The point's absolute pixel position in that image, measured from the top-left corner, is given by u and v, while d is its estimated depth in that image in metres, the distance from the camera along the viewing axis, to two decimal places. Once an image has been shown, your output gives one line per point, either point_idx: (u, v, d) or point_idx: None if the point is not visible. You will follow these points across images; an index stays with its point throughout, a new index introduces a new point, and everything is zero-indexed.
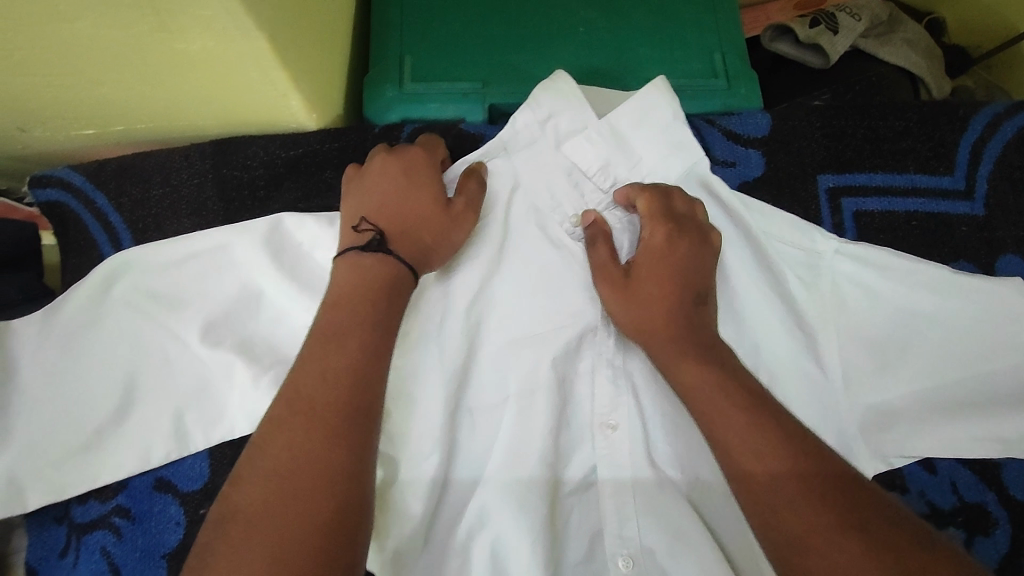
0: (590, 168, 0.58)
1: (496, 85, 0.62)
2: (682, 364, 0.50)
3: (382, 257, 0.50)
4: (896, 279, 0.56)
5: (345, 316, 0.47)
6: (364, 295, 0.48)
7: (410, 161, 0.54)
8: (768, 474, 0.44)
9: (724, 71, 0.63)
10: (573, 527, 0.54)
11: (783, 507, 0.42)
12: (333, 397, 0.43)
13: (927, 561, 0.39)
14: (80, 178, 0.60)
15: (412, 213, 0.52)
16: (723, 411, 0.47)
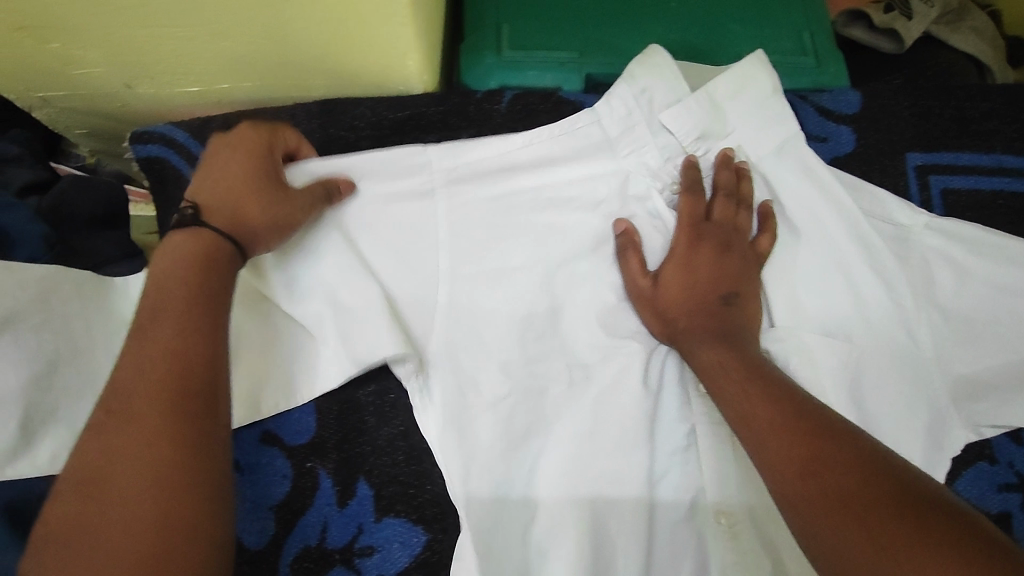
0: (685, 139, 0.59)
1: (593, 55, 0.62)
2: (710, 340, 0.53)
3: (195, 232, 0.49)
4: (986, 255, 0.58)
5: (166, 297, 0.46)
6: (190, 271, 0.47)
7: (251, 148, 0.53)
8: (761, 435, 0.48)
9: (813, 50, 0.64)
10: (675, 489, 0.55)
11: (779, 466, 0.46)
12: (153, 387, 0.42)
13: (891, 503, 0.41)
14: (182, 134, 0.61)
15: (246, 196, 0.51)
16: (728, 383, 0.51)
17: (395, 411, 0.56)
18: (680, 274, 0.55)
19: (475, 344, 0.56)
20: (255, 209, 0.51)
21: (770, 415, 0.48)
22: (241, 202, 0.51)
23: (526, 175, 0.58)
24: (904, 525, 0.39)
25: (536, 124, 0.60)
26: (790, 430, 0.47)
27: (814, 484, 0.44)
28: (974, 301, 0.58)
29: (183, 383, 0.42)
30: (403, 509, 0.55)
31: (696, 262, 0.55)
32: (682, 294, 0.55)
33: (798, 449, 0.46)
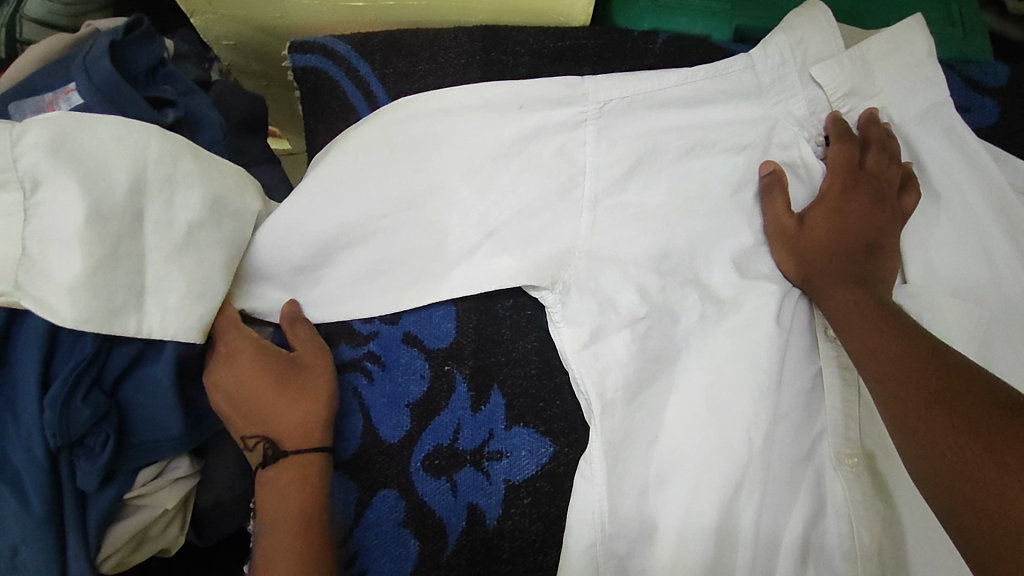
0: (833, 95, 0.60)
1: (744, 7, 0.65)
2: (845, 282, 0.55)
3: (287, 467, 0.50)
4: None
5: (284, 483, 0.50)
6: (298, 433, 0.51)
7: (223, 342, 0.51)
8: (883, 367, 0.50)
9: (960, 21, 0.66)
10: (799, 428, 0.56)
11: (898, 398, 0.47)
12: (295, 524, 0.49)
13: (1004, 422, 0.40)
14: (344, 46, 0.62)
15: (289, 407, 0.51)
16: (854, 322, 0.53)
17: (530, 327, 0.58)
18: (828, 219, 0.58)
19: (616, 268, 0.56)
20: (314, 424, 0.51)
21: (900, 352, 0.49)
22: (287, 425, 0.51)
23: (673, 112, 0.57)
24: (1016, 443, 0.39)
25: (688, 63, 0.62)
26: (918, 366, 0.47)
27: (933, 411, 0.44)
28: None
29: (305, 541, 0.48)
30: (532, 419, 0.55)
31: (847, 206, 0.58)
32: (828, 236, 0.57)
33: (924, 381, 0.46)
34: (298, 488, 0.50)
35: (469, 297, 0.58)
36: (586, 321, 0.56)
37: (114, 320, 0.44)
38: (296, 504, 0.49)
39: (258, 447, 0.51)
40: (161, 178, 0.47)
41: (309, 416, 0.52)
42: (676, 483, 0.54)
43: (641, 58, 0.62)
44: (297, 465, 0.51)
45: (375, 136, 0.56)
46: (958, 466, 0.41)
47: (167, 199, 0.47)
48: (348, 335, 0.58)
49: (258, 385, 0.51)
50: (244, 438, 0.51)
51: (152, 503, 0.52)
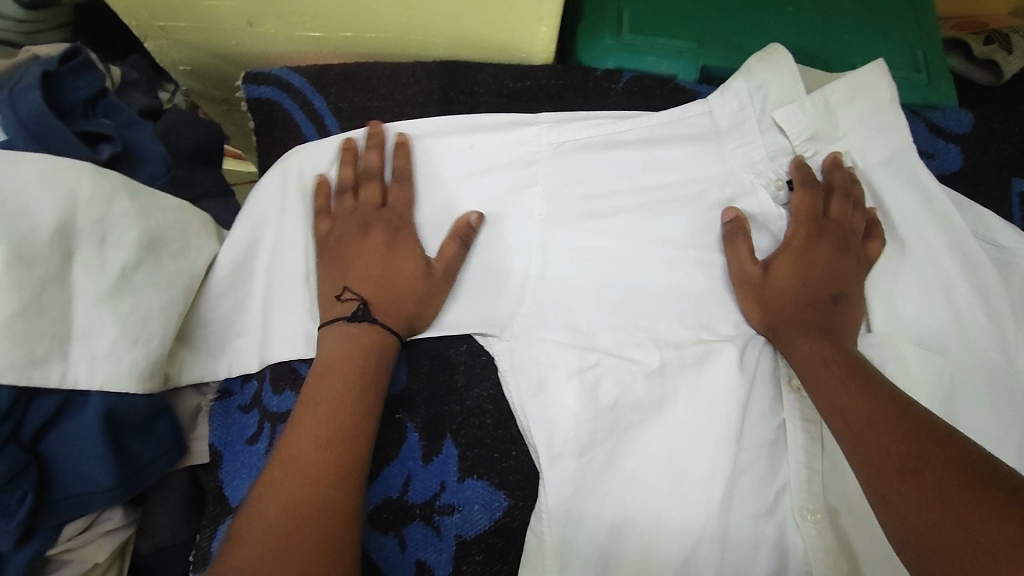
0: (795, 141, 0.60)
1: (712, 47, 0.63)
2: (810, 333, 0.54)
3: (351, 332, 0.51)
4: None
5: (329, 384, 0.49)
6: (357, 359, 0.50)
7: (358, 238, 0.54)
8: (857, 421, 0.49)
9: (926, 66, 0.65)
10: (761, 479, 0.54)
11: (873, 456, 0.46)
12: (320, 427, 0.46)
13: (979, 502, 0.39)
14: (299, 80, 0.60)
15: (391, 275, 0.53)
16: (822, 378, 0.52)
17: (487, 373, 0.56)
18: (793, 270, 0.57)
19: (576, 321, 0.56)
20: (364, 339, 0.51)
21: (872, 411, 0.48)
22: (351, 384, 0.49)
23: (629, 154, 0.58)
24: (994, 527, 0.38)
25: (651, 104, 0.61)
26: (888, 428, 0.47)
27: (907, 480, 0.44)
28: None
29: (330, 483, 0.44)
30: (485, 471, 0.52)
31: (814, 252, 0.57)
32: (794, 283, 0.57)
33: (896, 445, 0.45)
34: (354, 423, 0.47)
35: (420, 341, 0.56)
36: (534, 368, 0.54)
37: (35, 371, 0.41)
38: (329, 399, 0.48)
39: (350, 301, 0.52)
40: (94, 218, 0.44)
41: (361, 372, 0.49)
42: (631, 538, 0.52)
43: (602, 99, 0.60)
44: (354, 402, 0.48)
45: (334, 166, 0.56)
46: (934, 541, 0.40)
47: (100, 240, 0.45)
48: (290, 381, 0.53)
49: (366, 348, 0.51)
50: (341, 290, 0.53)
51: (81, 557, 0.49)
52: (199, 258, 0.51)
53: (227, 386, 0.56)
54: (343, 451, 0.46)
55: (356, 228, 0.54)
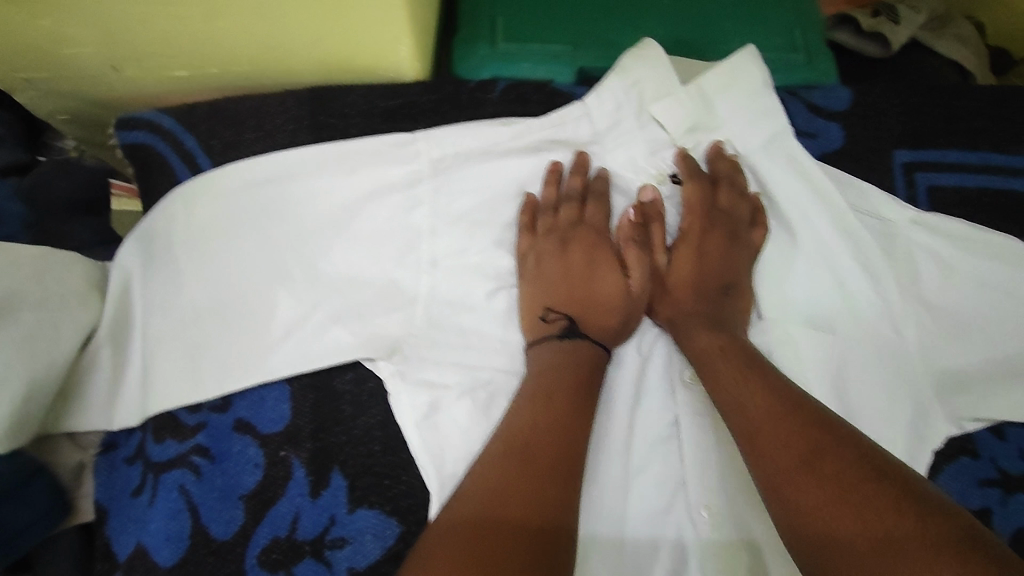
0: (675, 134, 0.59)
1: (586, 49, 0.62)
2: (706, 326, 0.55)
3: (576, 345, 0.54)
4: (973, 251, 0.58)
5: (551, 379, 0.51)
6: (588, 358, 0.53)
7: (579, 259, 0.57)
8: (756, 416, 0.48)
9: (803, 46, 0.64)
10: (652, 479, 0.54)
11: (770, 450, 0.46)
12: (542, 414, 0.49)
13: (883, 503, 0.40)
14: (170, 121, 0.59)
15: (588, 283, 0.57)
16: (721, 371, 0.52)
17: (373, 400, 0.54)
18: (688, 265, 0.58)
19: (466, 339, 0.55)
20: (585, 350, 0.53)
21: (766, 403, 0.48)
22: (579, 399, 0.50)
23: (506, 166, 0.58)
24: (902, 530, 0.38)
25: (528, 109, 0.59)
26: (790, 420, 0.46)
27: (807, 472, 0.43)
28: (972, 295, 0.57)
29: (562, 450, 0.47)
30: (376, 499, 0.51)
31: (706, 242, 0.59)
32: (693, 271, 0.58)
33: (794, 436, 0.45)
34: (575, 399, 0.50)
35: (305, 373, 0.54)
36: (424, 390, 0.52)
37: None
38: (569, 387, 0.51)
39: (559, 319, 0.55)
40: None
41: (579, 381, 0.51)
42: None
43: (477, 115, 0.58)
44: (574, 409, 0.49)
45: (216, 207, 0.56)
46: (831, 538, 0.41)
47: None
48: (171, 429, 0.52)
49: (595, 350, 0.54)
50: (547, 310, 0.55)
51: None
52: (66, 313, 0.51)
53: (112, 440, 0.55)
54: (562, 456, 0.47)
55: (558, 244, 0.57)
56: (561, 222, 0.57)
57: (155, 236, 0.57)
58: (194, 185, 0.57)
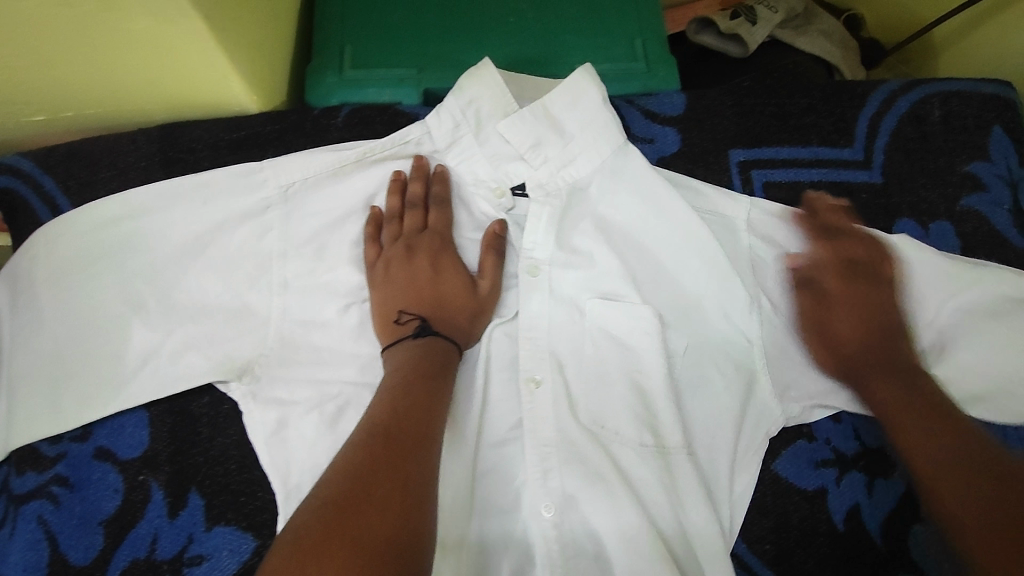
0: (520, 148, 0.60)
1: (431, 71, 0.64)
2: (888, 374, 0.57)
3: (429, 343, 0.55)
4: (802, 244, 0.61)
5: (401, 381, 0.53)
6: (438, 358, 0.54)
7: (422, 264, 0.58)
8: (903, 406, 0.55)
9: (643, 55, 0.67)
10: (502, 479, 0.58)
11: (932, 440, 0.53)
12: (393, 415, 0.50)
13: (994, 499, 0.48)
14: (29, 165, 0.61)
15: (438, 283, 0.58)
16: (848, 355, 0.59)
17: (229, 421, 0.57)
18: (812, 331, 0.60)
19: (317, 358, 0.57)
20: (436, 350, 0.55)
21: (948, 457, 0.52)
22: (428, 399, 0.51)
23: (350, 189, 0.60)
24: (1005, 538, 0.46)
25: (372, 132, 0.62)
26: (941, 416, 0.54)
27: (988, 468, 0.50)
28: (800, 283, 0.61)
29: (414, 445, 0.48)
30: (233, 516, 0.54)
31: (850, 293, 0.59)
32: (844, 326, 0.59)
33: (939, 433, 0.53)
34: (426, 397, 0.52)
35: (161, 399, 0.57)
36: (274, 408, 0.55)
37: None
38: (418, 387, 0.52)
39: (412, 321, 0.56)
40: None
41: (426, 385, 0.52)
42: None
43: (320, 139, 0.61)
44: (418, 411, 0.51)
45: (68, 246, 0.58)
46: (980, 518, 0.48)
47: None
48: (32, 462, 0.55)
49: (448, 348, 0.55)
50: (400, 312, 0.56)
51: None
52: None
53: None
54: (410, 458, 0.47)
55: (405, 250, 0.58)
56: (407, 230, 0.60)
57: (18, 276, 0.60)
58: (49, 225, 0.59)
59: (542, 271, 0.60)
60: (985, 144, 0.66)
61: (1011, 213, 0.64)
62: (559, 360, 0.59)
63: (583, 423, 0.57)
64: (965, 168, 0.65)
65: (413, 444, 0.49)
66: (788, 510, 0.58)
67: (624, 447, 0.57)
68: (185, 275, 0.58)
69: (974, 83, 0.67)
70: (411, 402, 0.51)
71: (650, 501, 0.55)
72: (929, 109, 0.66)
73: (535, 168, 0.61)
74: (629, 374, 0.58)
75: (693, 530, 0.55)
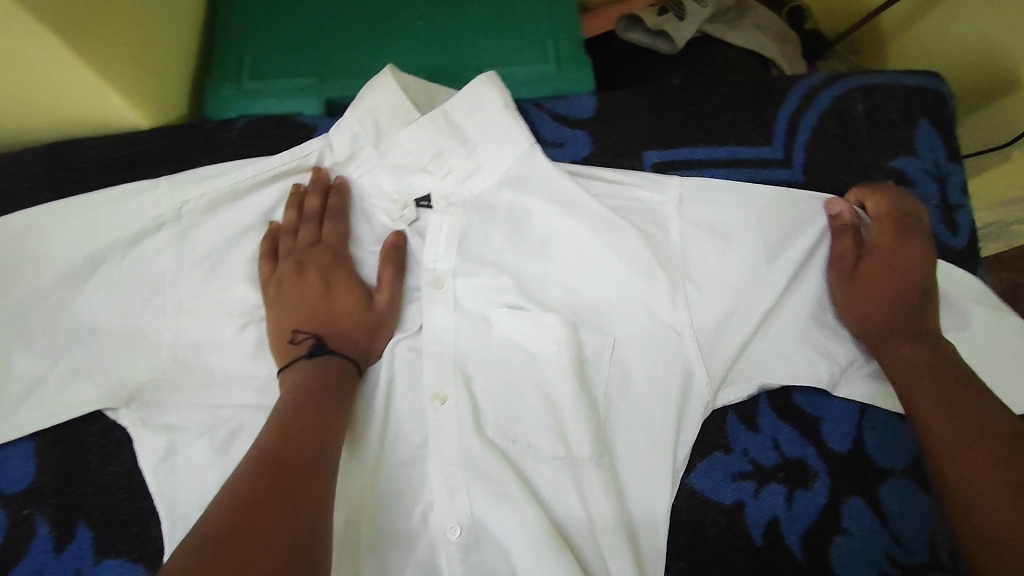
0: (421, 159, 0.58)
1: (332, 79, 0.62)
2: (909, 339, 0.55)
3: (325, 360, 0.53)
4: (740, 240, 0.57)
5: (294, 400, 0.50)
6: (334, 376, 0.52)
7: (317, 278, 0.56)
8: (966, 376, 0.53)
9: (554, 56, 0.64)
10: (406, 501, 0.55)
11: (973, 412, 0.51)
12: (288, 434, 0.47)
13: None
14: None
15: (332, 299, 0.56)
16: (910, 317, 0.56)
17: (121, 449, 0.55)
18: (845, 290, 0.58)
19: (211, 381, 0.55)
20: (331, 368, 0.53)
21: (976, 432, 0.49)
22: (321, 420, 0.49)
23: (247, 203, 0.58)
24: None
25: (270, 145, 0.59)
26: (964, 390, 0.52)
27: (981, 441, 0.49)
28: (732, 280, 0.57)
29: (308, 466, 0.46)
30: (123, 548, 0.52)
31: (899, 256, 0.57)
32: (883, 286, 0.57)
33: (977, 405, 0.51)
34: (320, 416, 0.49)
35: (49, 429, 0.55)
36: (162, 434, 0.53)
37: None
38: (312, 402, 0.50)
39: (307, 339, 0.54)
40: None
41: (317, 404, 0.50)
42: None
43: (212, 153, 0.59)
44: (309, 431, 0.48)
45: None
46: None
47: None
48: None
49: (344, 366, 0.54)
50: (295, 333, 0.54)
51: None
52: None
53: None
54: (307, 479, 0.45)
55: (294, 268, 0.56)
56: (299, 244, 0.57)
57: None
58: None
59: (447, 283, 0.58)
60: (911, 138, 0.64)
61: (937, 208, 0.63)
62: (468, 374, 0.56)
63: (492, 438, 0.55)
64: (889, 164, 0.63)
65: (307, 464, 0.46)
66: (705, 525, 0.55)
67: (536, 460, 0.55)
68: (71, 295, 0.55)
69: (896, 75, 0.65)
70: (307, 422, 0.49)
71: (563, 514, 0.53)
72: (851, 104, 0.64)
73: (440, 180, 0.59)
74: (542, 386, 0.56)
75: (607, 548, 0.52)
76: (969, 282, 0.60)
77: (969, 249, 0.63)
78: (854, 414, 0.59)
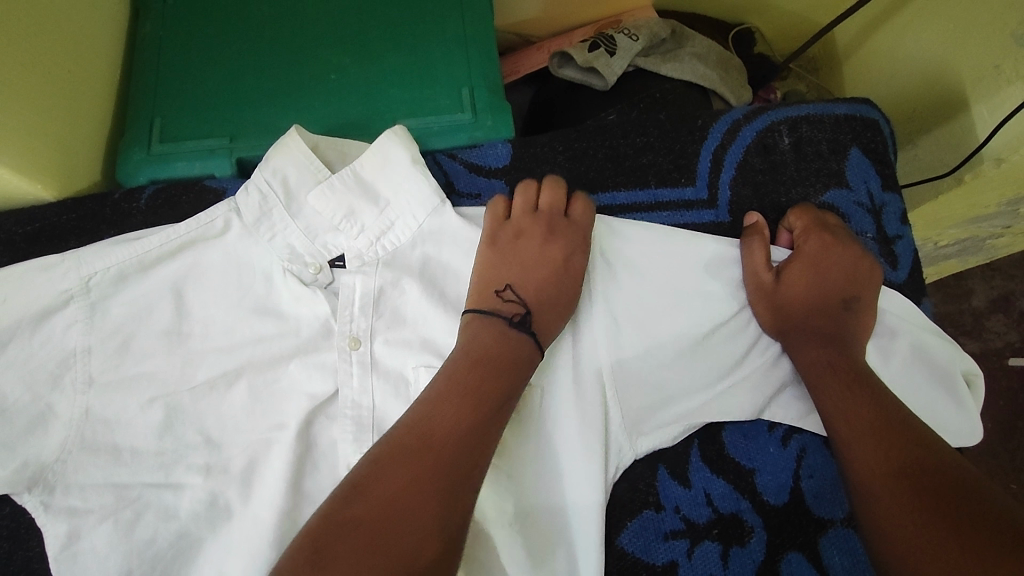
0: (334, 219, 0.57)
1: (244, 139, 0.62)
2: (816, 340, 0.54)
3: (516, 340, 0.51)
4: (655, 289, 0.56)
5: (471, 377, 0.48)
6: (501, 354, 0.50)
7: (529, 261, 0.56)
8: (869, 380, 0.52)
9: (470, 105, 0.63)
10: None
11: (876, 418, 0.49)
12: (450, 420, 0.45)
13: (943, 479, 0.44)
14: None
15: (548, 275, 0.55)
16: (811, 319, 0.55)
17: (29, 533, 0.54)
18: (766, 303, 0.56)
19: (121, 457, 0.53)
20: (520, 350, 0.51)
21: (866, 424, 0.49)
22: (487, 387, 0.48)
23: (159, 272, 0.57)
24: (960, 511, 0.42)
25: (178, 213, 0.60)
26: (865, 390, 0.51)
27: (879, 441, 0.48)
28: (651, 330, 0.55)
29: (461, 452, 0.44)
30: None
31: (830, 260, 0.56)
32: (803, 294, 0.56)
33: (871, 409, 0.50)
34: (475, 400, 0.47)
35: None
36: (64, 519, 0.51)
37: None
38: (470, 382, 0.48)
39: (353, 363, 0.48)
40: None
41: (500, 381, 0.48)
42: None
43: (118, 225, 0.59)
44: (489, 425, 0.46)
45: None
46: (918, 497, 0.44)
47: None
48: None
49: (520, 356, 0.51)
50: (505, 287, 0.55)
51: None
52: None
53: None
54: (462, 456, 0.44)
55: None
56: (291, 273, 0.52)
57: None
58: None
59: (365, 343, 0.56)
60: (842, 170, 0.62)
61: (875, 241, 0.61)
62: None
63: None
64: (819, 198, 0.61)
65: (464, 457, 0.44)
66: None
67: None
68: None
69: (824, 104, 0.63)
70: (451, 415, 0.46)
71: None
72: (778, 137, 0.62)
73: (355, 238, 0.58)
74: None
75: None
76: (910, 313, 0.57)
77: (910, 283, 0.61)
78: (790, 463, 0.56)
